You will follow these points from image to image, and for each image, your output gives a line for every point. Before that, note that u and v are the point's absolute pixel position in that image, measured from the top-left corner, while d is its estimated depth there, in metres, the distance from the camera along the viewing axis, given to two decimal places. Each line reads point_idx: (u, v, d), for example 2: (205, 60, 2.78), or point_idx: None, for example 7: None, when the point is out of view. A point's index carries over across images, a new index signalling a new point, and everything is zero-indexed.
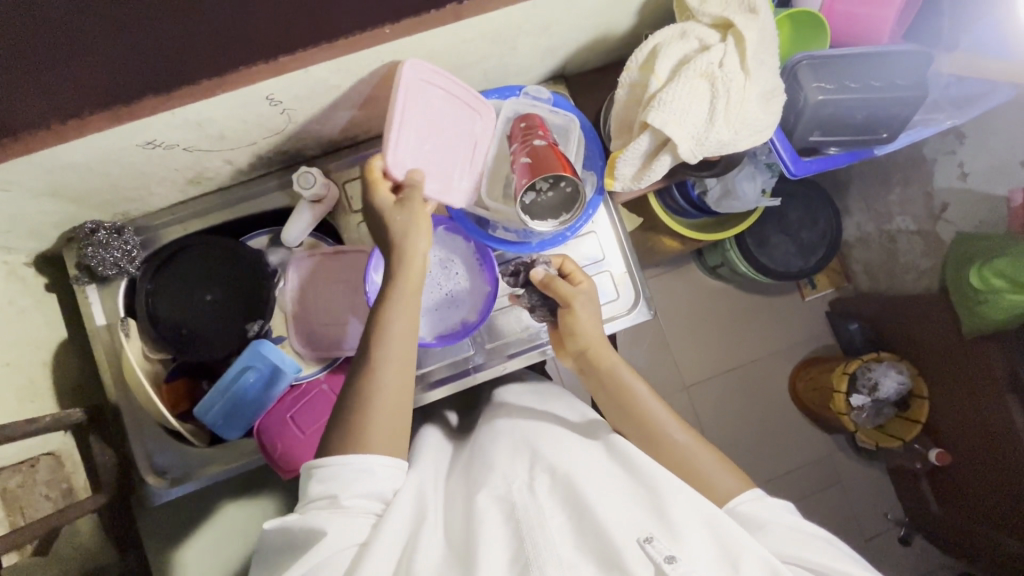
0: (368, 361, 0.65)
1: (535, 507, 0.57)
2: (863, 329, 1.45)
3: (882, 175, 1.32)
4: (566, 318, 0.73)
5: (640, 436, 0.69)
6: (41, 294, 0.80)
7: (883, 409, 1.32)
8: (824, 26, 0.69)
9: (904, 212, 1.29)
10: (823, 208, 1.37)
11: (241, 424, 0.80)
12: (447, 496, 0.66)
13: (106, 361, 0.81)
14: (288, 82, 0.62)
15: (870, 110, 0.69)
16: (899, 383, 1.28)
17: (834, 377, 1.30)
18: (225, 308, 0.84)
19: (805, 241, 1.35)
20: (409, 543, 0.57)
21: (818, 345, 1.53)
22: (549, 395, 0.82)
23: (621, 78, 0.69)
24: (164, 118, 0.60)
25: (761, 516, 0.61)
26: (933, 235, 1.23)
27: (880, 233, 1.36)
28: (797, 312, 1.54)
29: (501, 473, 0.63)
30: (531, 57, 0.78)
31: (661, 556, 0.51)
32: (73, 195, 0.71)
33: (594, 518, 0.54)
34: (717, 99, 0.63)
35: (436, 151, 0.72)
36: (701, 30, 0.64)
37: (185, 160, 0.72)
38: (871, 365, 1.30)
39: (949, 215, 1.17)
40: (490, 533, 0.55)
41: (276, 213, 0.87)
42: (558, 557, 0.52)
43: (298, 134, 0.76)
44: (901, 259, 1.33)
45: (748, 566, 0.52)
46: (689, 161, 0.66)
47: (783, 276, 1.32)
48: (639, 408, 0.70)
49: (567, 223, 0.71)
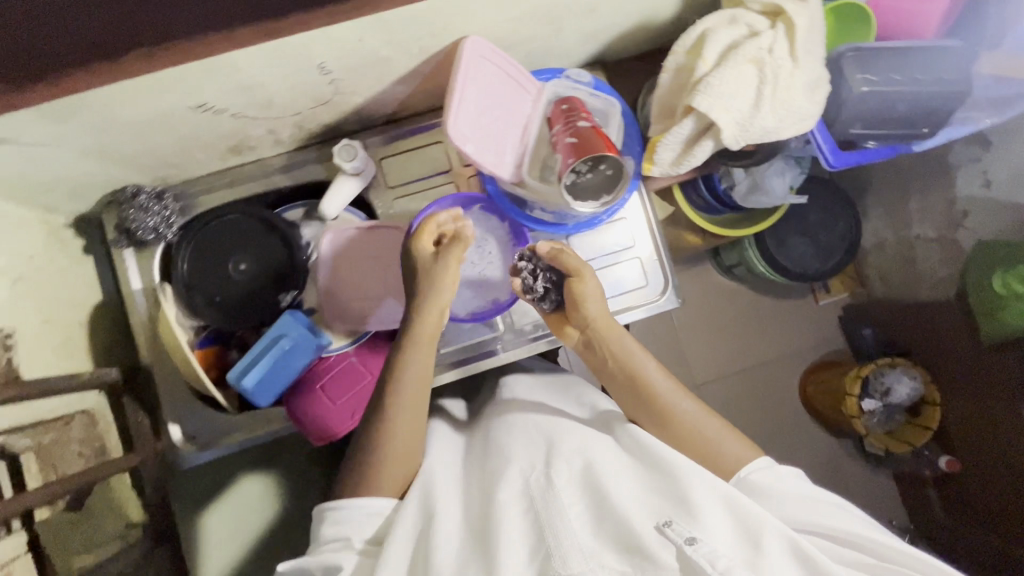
0: (386, 401, 0.70)
1: (552, 497, 0.57)
2: (876, 334, 1.45)
3: (903, 181, 1.33)
4: (575, 284, 0.72)
5: (647, 411, 0.69)
6: (77, 255, 0.81)
7: (894, 414, 1.31)
8: (870, 19, 0.70)
9: (924, 219, 1.28)
10: (843, 211, 1.36)
11: (275, 390, 0.78)
12: (463, 486, 0.66)
13: (140, 324, 0.82)
14: (341, 50, 0.63)
15: (912, 104, 0.69)
16: (913, 389, 1.26)
17: (848, 379, 1.31)
18: (259, 278, 0.85)
19: (824, 243, 1.35)
20: (425, 540, 0.59)
21: (830, 349, 1.53)
22: (563, 387, 0.82)
23: (666, 62, 0.70)
24: (219, 80, 0.61)
25: (769, 486, 0.62)
26: (952, 242, 1.22)
27: (897, 239, 1.36)
28: (810, 315, 1.54)
29: (512, 461, 0.63)
30: (574, 40, 0.78)
31: (682, 538, 0.51)
32: (119, 157, 0.72)
33: (615, 505, 0.55)
34: (765, 85, 0.64)
35: (493, 133, 0.75)
36: (751, 16, 0.64)
37: (230, 127, 0.72)
38: (884, 371, 1.28)
39: (969, 222, 1.17)
40: (509, 525, 0.56)
41: (312, 187, 0.88)
42: (578, 545, 0.52)
43: (341, 107, 0.77)
44: (916, 266, 1.33)
45: (769, 542, 0.53)
46: (732, 147, 0.67)
47: (800, 277, 1.32)
48: (646, 385, 0.70)
49: (607, 205, 0.73)
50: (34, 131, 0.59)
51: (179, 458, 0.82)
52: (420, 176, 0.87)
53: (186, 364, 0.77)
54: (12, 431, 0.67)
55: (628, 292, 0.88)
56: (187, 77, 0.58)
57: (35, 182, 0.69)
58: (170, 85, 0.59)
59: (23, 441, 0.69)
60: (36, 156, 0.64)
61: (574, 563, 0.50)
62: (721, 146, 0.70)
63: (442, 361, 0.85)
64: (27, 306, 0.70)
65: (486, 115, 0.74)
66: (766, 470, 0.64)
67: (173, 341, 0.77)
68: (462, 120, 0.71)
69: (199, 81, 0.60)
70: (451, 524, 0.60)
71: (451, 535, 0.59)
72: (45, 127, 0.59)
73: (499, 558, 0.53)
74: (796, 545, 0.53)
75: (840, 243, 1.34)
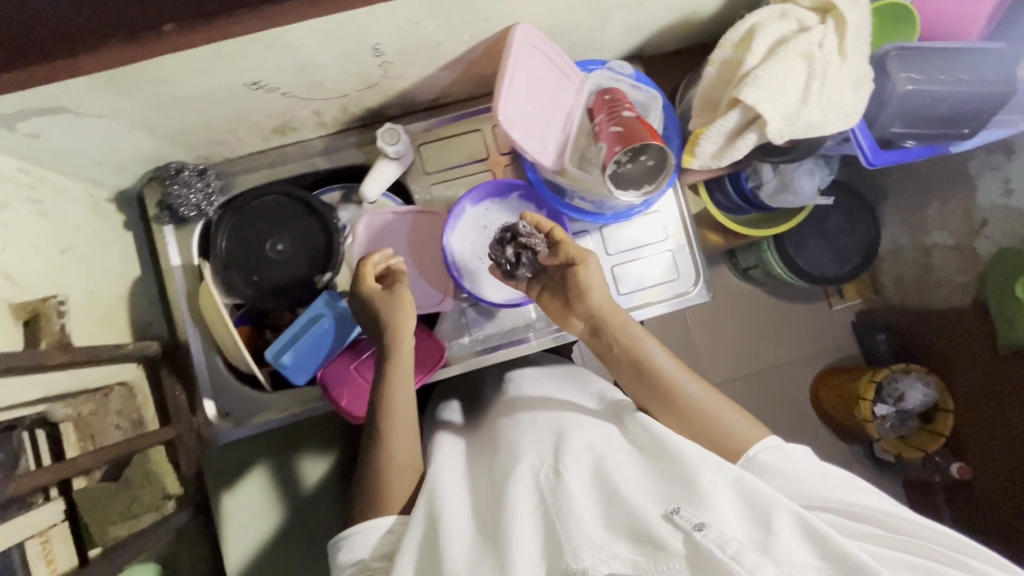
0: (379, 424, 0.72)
1: (560, 488, 0.57)
2: (890, 341, 1.45)
3: (920, 188, 1.32)
4: (581, 271, 0.73)
5: (654, 391, 0.71)
6: (119, 229, 0.82)
7: (907, 420, 1.33)
8: (915, 19, 0.71)
9: (943, 227, 1.27)
10: (863, 216, 1.35)
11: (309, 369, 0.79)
12: (472, 482, 0.68)
13: (178, 300, 0.83)
14: (396, 31, 0.64)
15: (954, 104, 0.71)
16: (926, 395, 1.28)
17: (861, 384, 1.32)
18: (296, 259, 0.85)
19: (842, 247, 1.35)
20: (435, 534, 0.60)
21: (842, 354, 1.54)
22: (569, 376, 0.84)
23: (713, 56, 0.71)
24: (276, 59, 0.62)
25: (783, 468, 0.61)
26: (970, 250, 1.21)
27: (914, 246, 1.36)
28: (823, 319, 1.54)
29: (521, 452, 0.64)
30: (618, 33, 0.79)
31: (691, 525, 0.50)
32: (169, 132, 0.72)
33: (623, 496, 0.54)
34: (813, 80, 0.65)
35: (537, 121, 0.76)
36: (801, 12, 0.66)
37: (278, 106, 0.73)
38: (897, 376, 1.30)
39: (989, 230, 1.16)
40: (519, 518, 0.56)
41: (349, 170, 0.89)
42: (588, 536, 0.52)
43: (386, 92, 0.78)
44: (932, 273, 1.32)
45: (781, 522, 0.51)
46: (776, 141, 0.68)
47: (819, 281, 1.32)
48: (652, 368, 0.71)
49: (649, 194, 0.75)
50: (95, 102, 0.60)
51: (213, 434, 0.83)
52: (457, 163, 0.88)
53: (229, 339, 0.78)
54: (52, 399, 0.68)
55: (659, 285, 0.89)
56: (248, 53, 0.59)
57: (86, 153, 0.70)
58: (230, 61, 0.60)
59: (63, 410, 0.71)
60: (91, 127, 0.65)
61: (586, 555, 0.50)
62: (763, 140, 0.71)
63: (475, 346, 0.86)
64: (75, 275, 0.71)
65: (531, 103, 0.75)
66: (775, 450, 0.63)
67: (216, 316, 0.78)
68: (509, 107, 0.73)
69: (259, 59, 0.61)
70: (463, 520, 0.61)
71: (464, 529, 0.60)
72: (105, 98, 0.60)
73: (512, 550, 0.54)
74: (806, 521, 0.51)
75: (858, 248, 1.34)
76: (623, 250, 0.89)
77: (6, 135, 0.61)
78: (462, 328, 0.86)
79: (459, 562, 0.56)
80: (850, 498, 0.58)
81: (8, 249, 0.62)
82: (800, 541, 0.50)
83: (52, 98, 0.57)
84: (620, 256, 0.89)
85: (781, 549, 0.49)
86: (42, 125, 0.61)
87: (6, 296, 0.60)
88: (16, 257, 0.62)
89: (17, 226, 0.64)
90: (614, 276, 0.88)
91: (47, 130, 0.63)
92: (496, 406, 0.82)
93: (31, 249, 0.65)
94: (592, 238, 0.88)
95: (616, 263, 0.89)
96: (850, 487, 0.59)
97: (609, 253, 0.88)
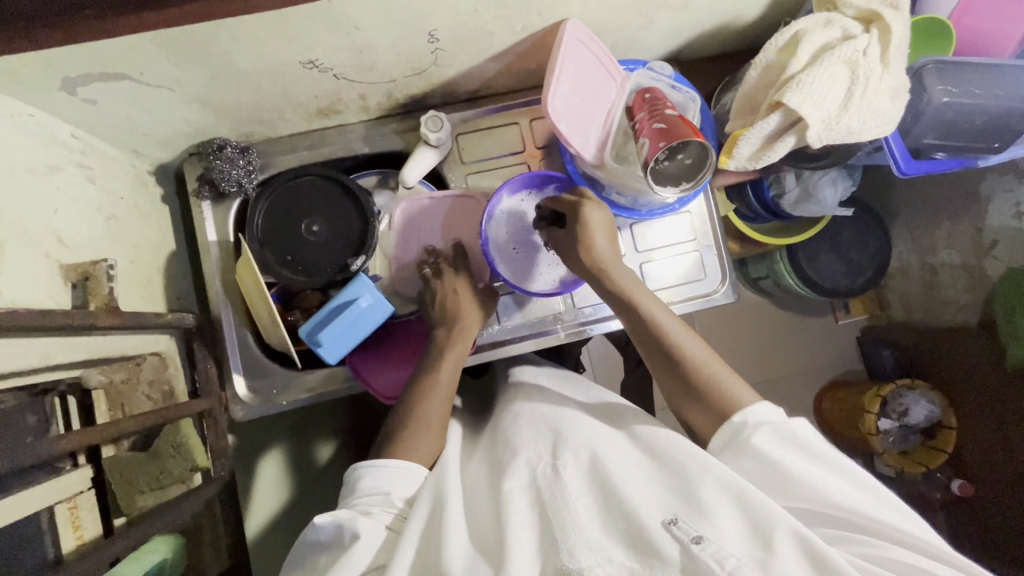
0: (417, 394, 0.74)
1: (560, 491, 0.58)
2: (895, 357, 1.45)
3: (929, 209, 1.28)
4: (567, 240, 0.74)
5: (658, 348, 0.71)
6: (158, 202, 0.83)
7: (910, 436, 1.32)
8: (951, 34, 0.73)
9: (951, 246, 1.24)
10: (875, 232, 1.33)
11: (347, 349, 0.80)
12: (473, 479, 0.68)
13: (211, 275, 0.83)
14: (455, 18, 0.65)
15: (987, 118, 0.73)
16: (930, 411, 1.28)
17: (866, 398, 1.31)
18: (330, 241, 0.86)
19: (854, 260, 1.32)
20: (433, 531, 0.59)
21: (846, 368, 1.55)
22: (568, 381, 0.85)
23: (757, 59, 0.73)
24: (335, 38, 0.63)
25: (783, 459, 0.58)
26: (979, 270, 1.18)
27: (922, 265, 1.34)
28: (829, 333, 1.56)
29: (523, 454, 0.65)
30: (660, 35, 0.81)
31: (689, 537, 0.51)
32: (217, 108, 0.73)
33: (623, 499, 0.56)
34: (855, 86, 0.67)
35: (580, 116, 0.77)
36: (846, 20, 0.68)
37: (327, 88, 0.75)
38: (902, 392, 1.30)
39: (998, 251, 1.13)
40: (516, 519, 0.56)
41: (387, 157, 0.90)
42: (586, 540, 0.53)
43: (432, 79, 0.79)
44: (943, 292, 1.29)
45: (782, 542, 0.51)
46: (815, 145, 0.69)
47: (829, 292, 1.29)
48: (655, 328, 0.72)
49: (686, 191, 0.76)
50: (155, 70, 0.61)
51: (238, 411, 0.83)
52: (494, 155, 0.89)
53: (266, 317, 0.78)
54: (87, 366, 0.68)
55: (686, 284, 0.90)
56: (309, 30, 0.60)
57: (136, 123, 0.71)
58: (292, 37, 0.61)
59: (97, 377, 0.71)
60: (145, 97, 0.66)
61: (582, 555, 0.51)
62: (800, 143, 0.73)
63: (503, 335, 0.87)
64: (117, 243, 0.72)
65: (575, 98, 0.76)
66: (776, 439, 0.60)
67: (253, 291, 0.78)
68: (557, 100, 0.74)
69: (319, 37, 0.62)
70: (461, 518, 0.60)
71: (461, 528, 0.59)
72: (165, 68, 0.61)
73: (509, 546, 0.54)
74: (806, 540, 0.50)
75: (870, 260, 1.31)
76: (651, 248, 0.90)
77: (64, 99, 0.61)
78: (491, 316, 0.87)
79: (458, 560, 0.55)
80: (854, 503, 0.55)
81: (59, 211, 0.62)
82: (798, 561, 0.50)
83: (117, 64, 0.58)
84: (649, 254, 0.90)
85: (779, 568, 0.49)
86: (101, 91, 0.62)
87: (57, 257, 0.61)
88: (66, 220, 0.63)
89: (68, 190, 0.64)
90: (643, 274, 0.90)
91: (103, 97, 0.63)
92: (505, 400, 0.82)
93: (80, 214, 0.65)
94: (622, 235, 0.90)
95: (644, 260, 0.90)
96: (850, 489, 0.57)
97: (637, 251, 0.90)
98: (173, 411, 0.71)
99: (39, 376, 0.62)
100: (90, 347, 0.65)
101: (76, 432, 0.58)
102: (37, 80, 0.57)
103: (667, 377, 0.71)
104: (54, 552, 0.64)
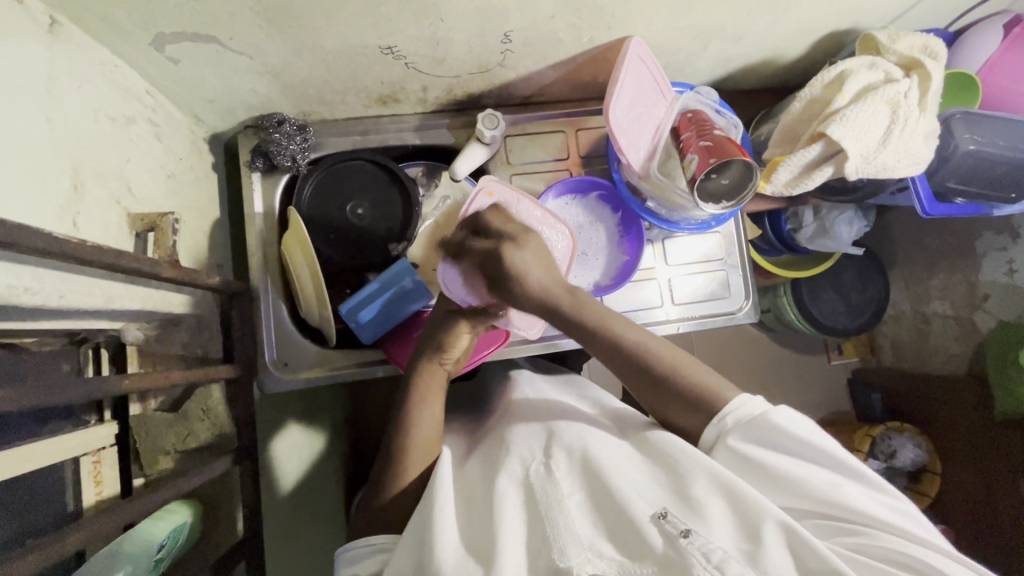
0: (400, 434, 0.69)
1: (552, 485, 0.56)
2: (884, 400, 1.40)
3: (926, 258, 1.29)
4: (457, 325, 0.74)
5: (632, 364, 0.67)
6: (209, 168, 0.83)
7: (896, 478, 1.28)
8: (977, 88, 0.80)
9: (945, 297, 1.25)
10: (876, 275, 1.32)
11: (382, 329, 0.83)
12: (463, 480, 0.65)
13: (252, 248, 0.84)
14: (532, 22, 0.70)
15: (1005, 170, 0.79)
16: (916, 455, 1.24)
17: (856, 437, 1.28)
18: (371, 223, 0.87)
19: (855, 302, 1.30)
20: (425, 524, 0.55)
21: (834, 410, 1.48)
22: (565, 382, 0.86)
23: (802, 93, 0.78)
24: (419, 28, 0.67)
25: (759, 457, 0.56)
26: (970, 321, 1.19)
27: (914, 313, 1.33)
28: (821, 374, 1.49)
29: (516, 453, 0.62)
30: (711, 62, 0.87)
31: (678, 531, 0.48)
32: (288, 83, 0.75)
33: (612, 490, 0.53)
34: (895, 124, 0.72)
35: (631, 127, 0.81)
36: (889, 65, 0.74)
37: (395, 75, 0.77)
38: (891, 434, 1.26)
39: (989, 305, 1.14)
40: (508, 517, 0.53)
41: (436, 150, 0.93)
42: (576, 536, 0.50)
43: (492, 78, 0.83)
44: (932, 341, 1.29)
45: (770, 535, 0.49)
46: (851, 176, 0.75)
47: (829, 330, 1.27)
48: (628, 346, 0.68)
49: (724, 211, 0.78)
50: (247, 36, 0.63)
51: (263, 382, 0.83)
52: (538, 158, 0.92)
53: (309, 288, 0.80)
54: (129, 320, 0.68)
55: (712, 302, 0.93)
56: (400, 17, 0.64)
57: (208, 88, 0.72)
58: (381, 22, 0.64)
59: (135, 333, 0.70)
60: (226, 63, 0.67)
61: (573, 553, 0.48)
62: (834, 175, 0.77)
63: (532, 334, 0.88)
64: (174, 199, 0.73)
65: (629, 112, 0.80)
66: (763, 430, 0.57)
67: (300, 262, 0.79)
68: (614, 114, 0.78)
69: (406, 25, 0.66)
70: (452, 517, 0.56)
71: (451, 526, 0.55)
72: (254, 37, 0.63)
73: (501, 542, 0.51)
74: (790, 529, 0.48)
75: (869, 304, 1.30)
76: (681, 264, 0.93)
77: (150, 55, 0.63)
78: None
79: (447, 554, 0.52)
80: (851, 500, 0.53)
81: (130, 161, 0.64)
82: (784, 551, 0.48)
83: (208, 26, 0.59)
84: (678, 269, 0.93)
85: (769, 562, 0.47)
86: (187, 52, 0.64)
87: (126, 206, 0.63)
88: (135, 172, 0.65)
89: (137, 143, 0.66)
90: (670, 286, 0.93)
91: (186, 57, 0.65)
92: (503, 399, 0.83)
93: (143, 166, 0.66)
94: (652, 247, 0.93)
95: (673, 273, 0.93)
96: (852, 488, 0.54)
97: (668, 265, 0.93)
98: (210, 370, 0.66)
99: (84, 324, 0.62)
100: (145, 297, 0.66)
101: (134, 373, 0.53)
102: (131, 31, 0.58)
103: (665, 396, 0.65)
104: (73, 504, 0.63)
